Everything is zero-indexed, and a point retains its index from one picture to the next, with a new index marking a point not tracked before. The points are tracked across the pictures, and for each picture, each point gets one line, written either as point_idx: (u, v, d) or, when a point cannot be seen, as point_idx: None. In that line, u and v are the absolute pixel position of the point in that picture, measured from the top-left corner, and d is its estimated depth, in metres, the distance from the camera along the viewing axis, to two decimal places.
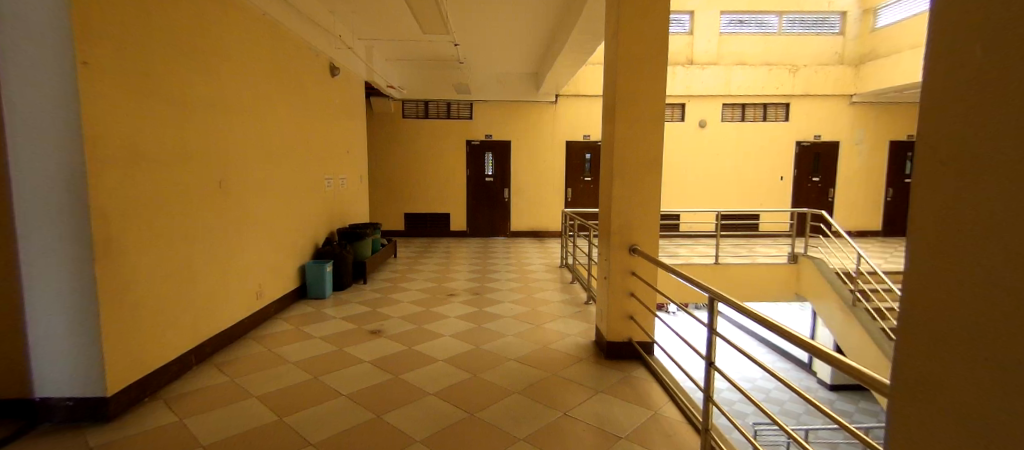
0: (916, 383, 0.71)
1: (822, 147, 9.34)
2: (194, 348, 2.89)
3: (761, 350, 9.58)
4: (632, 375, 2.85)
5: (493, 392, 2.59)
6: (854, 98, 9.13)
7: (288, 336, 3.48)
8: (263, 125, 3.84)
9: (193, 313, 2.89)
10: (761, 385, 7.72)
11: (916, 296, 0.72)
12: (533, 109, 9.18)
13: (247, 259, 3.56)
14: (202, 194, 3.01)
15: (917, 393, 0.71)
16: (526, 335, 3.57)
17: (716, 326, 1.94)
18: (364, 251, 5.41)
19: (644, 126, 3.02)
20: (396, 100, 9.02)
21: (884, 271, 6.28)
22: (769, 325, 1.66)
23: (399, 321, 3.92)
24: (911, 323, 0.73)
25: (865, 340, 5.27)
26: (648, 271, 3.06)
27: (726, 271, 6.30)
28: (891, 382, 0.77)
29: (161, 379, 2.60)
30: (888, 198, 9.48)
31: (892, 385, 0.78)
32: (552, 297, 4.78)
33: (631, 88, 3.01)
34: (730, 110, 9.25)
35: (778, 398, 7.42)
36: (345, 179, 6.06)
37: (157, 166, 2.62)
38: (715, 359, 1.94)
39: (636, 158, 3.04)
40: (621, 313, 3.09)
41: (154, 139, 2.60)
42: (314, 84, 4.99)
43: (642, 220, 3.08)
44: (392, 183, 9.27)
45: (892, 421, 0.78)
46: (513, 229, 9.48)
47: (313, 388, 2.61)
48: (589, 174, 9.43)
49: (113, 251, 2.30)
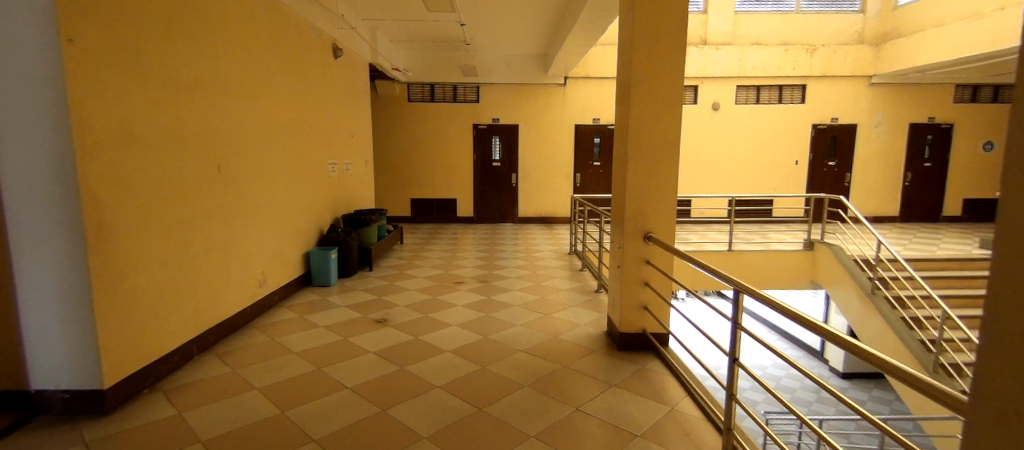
0: (1001, 402, 0.60)
1: (838, 130, 9.01)
2: (195, 337, 2.83)
3: (771, 337, 9.48)
4: (646, 367, 2.74)
5: (502, 384, 2.50)
6: (875, 79, 8.80)
7: (293, 325, 3.41)
8: (264, 109, 3.72)
9: (193, 303, 2.82)
10: (773, 374, 7.66)
11: (1003, 303, 0.60)
12: (541, 92, 8.95)
13: (249, 248, 3.48)
14: (200, 180, 2.91)
15: (1012, 420, 0.59)
16: (535, 325, 3.47)
17: (741, 321, 1.81)
18: (370, 237, 5.31)
19: (661, 107, 2.85)
20: (401, 83, 8.83)
21: (906, 258, 6.06)
22: (802, 320, 1.53)
23: (405, 309, 3.84)
24: (998, 335, 0.61)
25: (884, 329, 5.10)
26: (663, 260, 2.92)
27: (740, 258, 6.13)
28: (968, 396, 0.67)
29: (162, 369, 2.55)
30: (908, 182, 9.15)
31: (970, 398, 0.67)
32: (561, 285, 4.67)
33: (648, 67, 2.82)
34: (744, 93, 8.95)
35: (789, 385, 7.35)
36: (350, 164, 5.95)
37: (152, 152, 2.51)
38: (740, 356, 1.81)
39: (653, 142, 2.88)
40: (635, 302, 2.97)
41: (148, 123, 2.49)
42: (317, 66, 4.85)
43: (658, 208, 2.93)
44: (399, 168, 9.15)
45: (969, 438, 0.67)
46: (521, 214, 9.33)
47: (317, 379, 2.54)
48: (598, 158, 9.22)
49: (107, 241, 2.21)
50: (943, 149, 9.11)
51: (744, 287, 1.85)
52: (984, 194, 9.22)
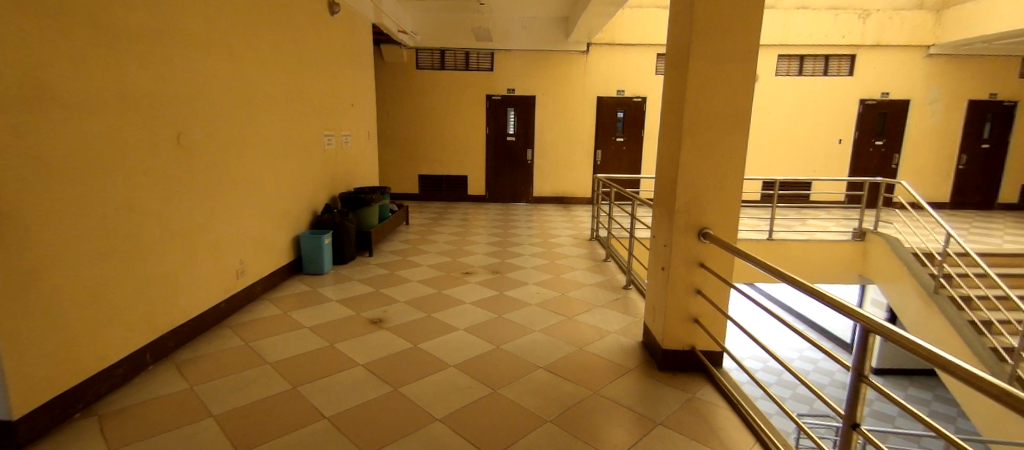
0: None
1: (890, 106, 8.11)
2: (149, 343, 2.34)
3: (791, 316, 8.84)
4: (698, 397, 2.19)
5: (515, 418, 1.98)
6: (932, 49, 7.81)
7: (273, 324, 2.94)
8: (237, 71, 3.14)
9: (146, 302, 2.33)
10: (788, 356, 7.16)
11: None
12: (562, 60, 8.18)
13: (221, 236, 2.98)
14: (152, 153, 2.36)
15: None
16: (556, 332, 2.93)
17: (866, 371, 1.24)
18: (369, 219, 4.80)
19: (727, 69, 2.20)
20: (409, 48, 8.14)
21: (979, 252, 5.31)
22: (932, 358, 0.95)
23: (405, 307, 3.32)
24: None
25: (949, 334, 4.44)
26: (721, 262, 2.34)
27: (781, 248, 5.50)
28: None
29: (101, 387, 2.04)
30: (962, 165, 8.16)
31: None
32: (583, 278, 4.10)
33: (714, 19, 2.15)
34: (786, 63, 8.03)
35: (803, 368, 6.86)
36: (350, 136, 5.39)
37: (80, 114, 1.93)
38: (861, 421, 1.26)
39: (714, 114, 2.24)
40: (683, 314, 2.41)
41: (69, 73, 1.88)
42: (310, 25, 4.26)
43: (718, 197, 2.32)
44: (406, 142, 8.55)
45: None
46: (536, 194, 8.71)
47: (290, 403, 2.05)
48: (621, 133, 8.46)
49: (12, 227, 1.64)
50: (1002, 128, 8.17)
51: (861, 321, 1.22)
52: None
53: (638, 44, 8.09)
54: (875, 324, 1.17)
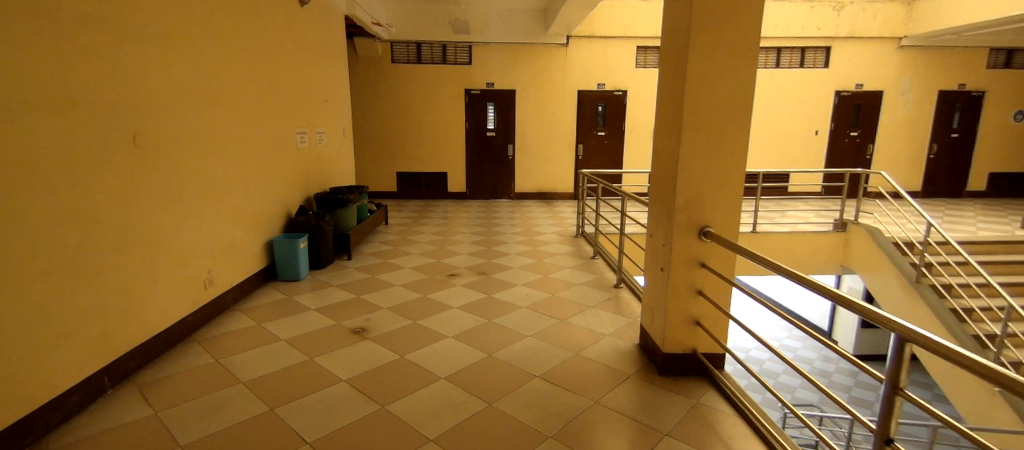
0: None
1: (863, 97, 8.28)
2: (108, 366, 2.10)
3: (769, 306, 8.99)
4: (703, 403, 2.11)
5: (515, 436, 1.84)
6: (905, 40, 8.02)
7: (246, 338, 2.72)
8: (200, 64, 2.88)
9: (103, 321, 2.09)
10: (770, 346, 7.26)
11: None
12: (542, 52, 8.04)
13: (187, 245, 2.74)
14: (106, 154, 2.11)
15: None
16: (550, 336, 2.80)
17: (900, 382, 1.15)
18: (347, 221, 4.57)
19: (728, 59, 2.09)
20: (384, 41, 7.85)
21: (956, 240, 5.46)
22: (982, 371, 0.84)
23: (389, 314, 3.13)
24: None
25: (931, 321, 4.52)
26: (722, 261, 2.26)
27: (765, 240, 5.53)
28: None
29: (52, 418, 1.81)
30: (932, 154, 8.48)
31: None
32: (572, 277, 3.99)
33: (715, 5, 2.04)
34: (763, 55, 8.11)
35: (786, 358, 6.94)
36: (323, 133, 5.13)
37: (18, 115, 1.68)
38: (895, 436, 1.18)
39: (715, 108, 2.14)
40: (684, 317, 2.32)
41: (4, 66, 1.63)
42: (278, 14, 3.99)
43: (719, 195, 2.23)
44: (383, 138, 8.26)
45: None
46: (518, 190, 8.56)
47: (267, 428, 1.86)
48: (603, 127, 8.38)
49: None
50: (969, 118, 8.43)
51: (894, 330, 1.13)
52: (1009, 168, 8.62)
53: (618, 37, 8.01)
54: (911, 333, 1.07)
